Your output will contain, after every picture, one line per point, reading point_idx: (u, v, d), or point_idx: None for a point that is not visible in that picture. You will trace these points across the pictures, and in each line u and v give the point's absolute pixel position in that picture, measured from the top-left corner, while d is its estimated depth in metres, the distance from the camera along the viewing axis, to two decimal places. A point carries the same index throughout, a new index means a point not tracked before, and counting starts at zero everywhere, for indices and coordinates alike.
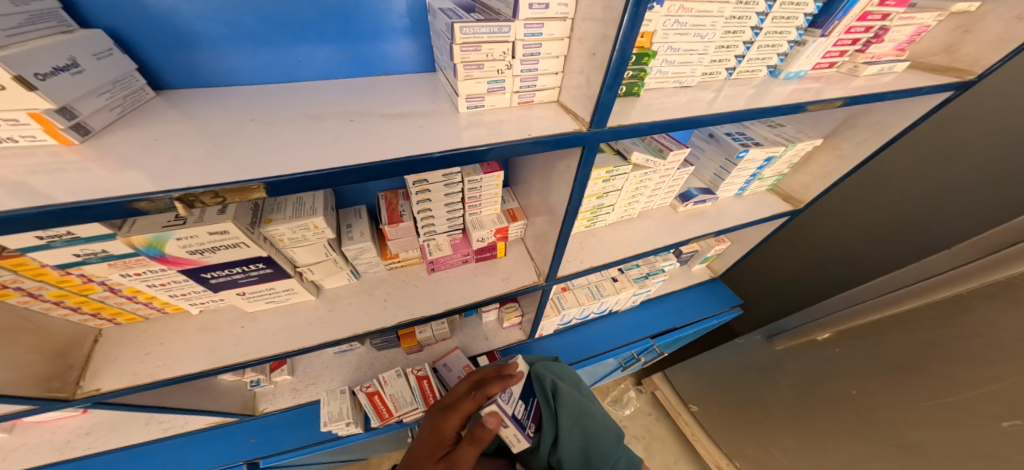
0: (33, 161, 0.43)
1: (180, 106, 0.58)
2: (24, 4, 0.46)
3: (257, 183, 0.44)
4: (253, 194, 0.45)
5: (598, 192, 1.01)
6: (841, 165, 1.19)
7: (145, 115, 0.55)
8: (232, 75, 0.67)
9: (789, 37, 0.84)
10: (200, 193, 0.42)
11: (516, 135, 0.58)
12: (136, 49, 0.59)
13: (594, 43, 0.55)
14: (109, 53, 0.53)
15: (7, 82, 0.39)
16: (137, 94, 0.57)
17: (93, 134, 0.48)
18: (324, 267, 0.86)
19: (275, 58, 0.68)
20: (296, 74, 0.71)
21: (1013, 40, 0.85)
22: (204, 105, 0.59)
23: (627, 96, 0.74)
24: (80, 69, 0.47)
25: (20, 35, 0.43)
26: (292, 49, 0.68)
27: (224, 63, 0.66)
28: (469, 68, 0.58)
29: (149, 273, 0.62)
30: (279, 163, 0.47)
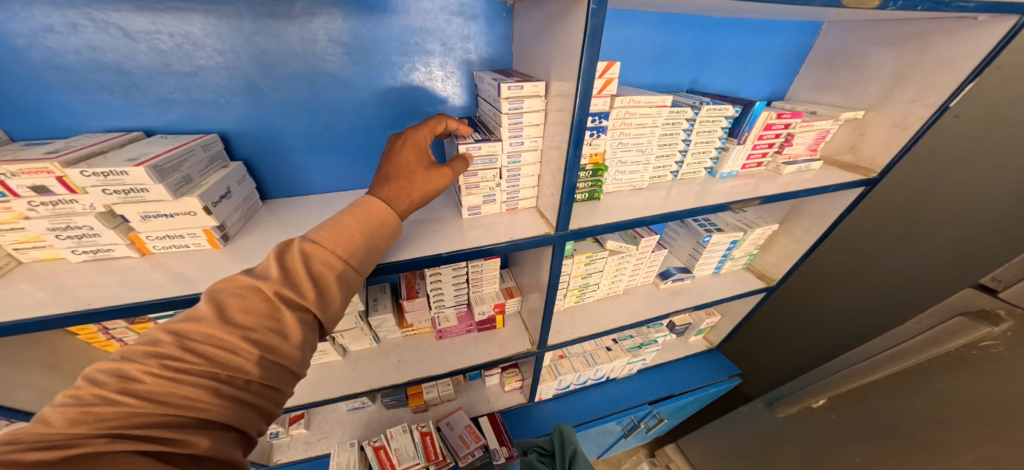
0: (196, 259, 0.70)
1: (272, 211, 0.88)
2: (209, 151, 0.76)
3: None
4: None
5: (581, 273, 1.19)
6: (797, 245, 1.37)
7: (256, 220, 0.83)
8: (307, 177, 0.99)
9: (715, 144, 1.10)
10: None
11: (502, 237, 0.80)
12: (253, 165, 0.92)
13: (555, 170, 0.80)
14: (243, 179, 0.82)
15: (198, 210, 0.67)
16: (253, 205, 0.86)
17: (230, 239, 0.75)
18: (353, 333, 1.05)
19: (338, 166, 1.00)
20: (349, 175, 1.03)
21: (897, 142, 1.08)
22: (290, 213, 0.87)
23: (589, 200, 0.98)
24: (229, 196, 0.76)
25: (205, 175, 0.72)
26: (351, 161, 1.01)
27: (304, 170, 0.98)
28: (471, 187, 0.83)
29: None
30: None
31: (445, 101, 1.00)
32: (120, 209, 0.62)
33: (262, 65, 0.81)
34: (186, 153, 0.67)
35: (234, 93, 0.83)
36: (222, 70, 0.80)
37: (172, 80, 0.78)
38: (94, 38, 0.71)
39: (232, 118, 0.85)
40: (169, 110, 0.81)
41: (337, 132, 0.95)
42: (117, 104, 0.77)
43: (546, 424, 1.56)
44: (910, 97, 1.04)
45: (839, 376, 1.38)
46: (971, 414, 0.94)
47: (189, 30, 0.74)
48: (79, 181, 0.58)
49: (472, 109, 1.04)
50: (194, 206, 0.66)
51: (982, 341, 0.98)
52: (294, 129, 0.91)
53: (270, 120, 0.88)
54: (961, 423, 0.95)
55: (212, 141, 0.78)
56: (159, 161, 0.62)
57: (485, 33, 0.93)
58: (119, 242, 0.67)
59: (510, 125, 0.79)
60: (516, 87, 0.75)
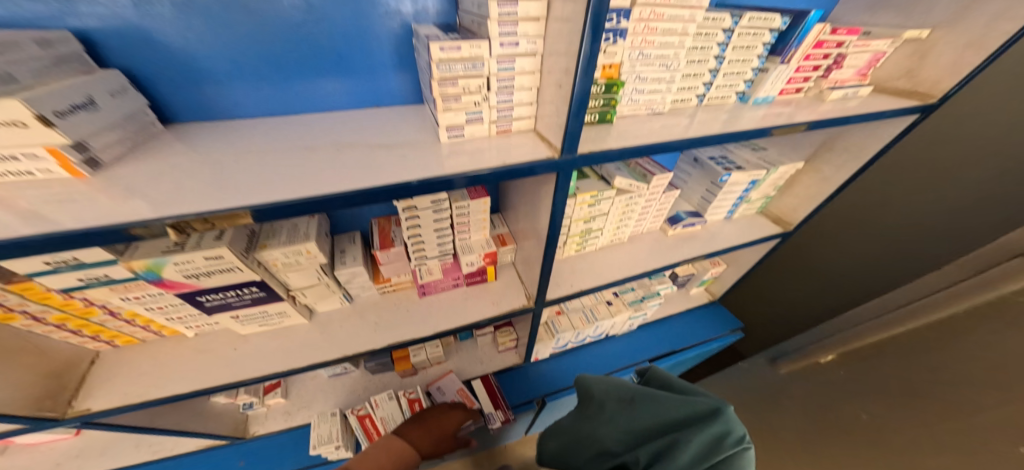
0: (49, 192, 0.49)
1: (182, 139, 0.66)
2: (52, 49, 0.54)
3: (246, 210, 0.48)
4: (240, 219, 0.49)
5: (585, 215, 1.03)
6: (824, 186, 1.22)
7: (152, 147, 0.63)
8: (235, 108, 0.75)
9: (753, 64, 0.91)
10: (191, 219, 0.46)
11: (493, 163, 0.62)
12: (149, 86, 0.67)
13: (559, 76, 0.60)
14: (122, 91, 0.61)
15: (30, 121, 0.44)
16: (146, 127, 0.65)
17: (104, 166, 0.55)
18: (317, 291, 0.88)
19: (274, 92, 0.76)
20: (293, 105, 0.79)
21: (968, 65, 0.91)
22: (207, 139, 0.66)
23: (601, 123, 0.79)
24: (94, 106, 0.53)
25: (47, 76, 0.50)
26: (292, 83, 0.76)
27: (229, 98, 0.74)
28: (447, 101, 0.63)
29: (148, 296, 0.65)
30: (266, 191, 0.51)
31: None
32: None
33: None
34: None
35: None
36: None
37: None
38: None
39: (94, 13, 0.59)
40: None
41: (265, 42, 0.70)
42: None
43: (543, 385, 1.48)
44: (994, 11, 0.85)
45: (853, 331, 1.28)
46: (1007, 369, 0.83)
47: None
48: None
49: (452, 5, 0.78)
50: (21, 114, 0.43)
51: None
52: (199, 32, 0.65)
53: (159, 20, 0.62)
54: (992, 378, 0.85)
55: (56, 38, 0.56)
56: None
57: None
58: None
59: (501, 14, 0.57)
60: None
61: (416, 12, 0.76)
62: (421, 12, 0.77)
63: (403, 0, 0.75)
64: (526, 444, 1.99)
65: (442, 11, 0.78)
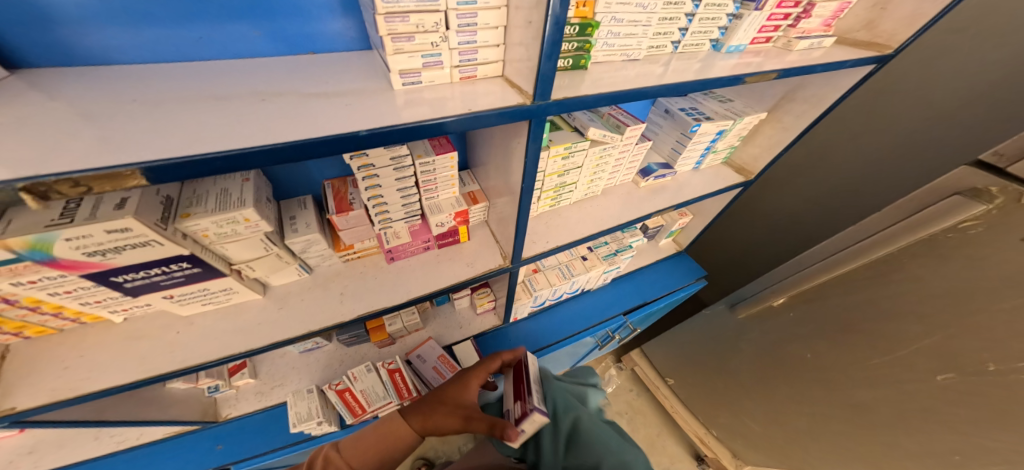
0: None
1: (47, 87, 0.52)
2: None
3: (130, 168, 0.39)
4: (127, 181, 0.40)
5: (557, 170, 0.99)
6: (785, 135, 1.25)
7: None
8: (130, 55, 0.62)
9: (726, 11, 0.87)
10: (52, 182, 0.36)
11: (456, 111, 0.55)
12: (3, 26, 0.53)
13: (530, 11, 0.53)
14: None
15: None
16: None
17: None
18: (268, 263, 0.78)
19: (177, 35, 0.62)
20: (206, 52, 0.65)
21: (923, 15, 0.93)
22: (84, 86, 0.53)
23: (574, 70, 0.73)
24: None
25: None
26: (199, 24, 0.63)
27: (118, 42, 0.60)
28: (398, 41, 0.54)
29: (46, 280, 0.55)
30: (167, 145, 0.42)
31: None
32: None
33: None
34: None
35: None
36: None
37: None
38: None
39: None
40: None
41: None
42: None
43: (521, 345, 1.50)
44: None
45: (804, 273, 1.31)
46: (925, 305, 0.92)
47: None
48: None
49: None
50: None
51: (961, 223, 0.87)
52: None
53: None
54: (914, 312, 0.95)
55: None
56: None
57: None
58: None
59: None
60: None
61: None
62: None
63: None
64: None
65: None
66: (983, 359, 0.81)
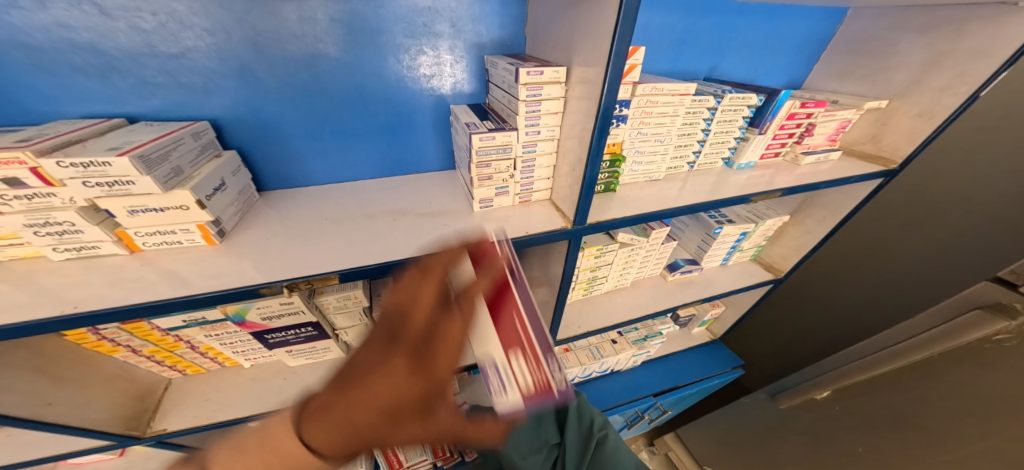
0: (189, 257, 0.65)
1: (269, 205, 0.83)
2: (200, 139, 0.70)
3: (334, 274, 0.62)
4: (329, 281, 0.63)
5: (590, 266, 1.16)
6: (809, 237, 1.36)
7: (253, 215, 0.78)
8: (310, 173, 0.93)
9: (734, 134, 1.06)
10: (298, 282, 0.61)
11: (517, 232, 0.76)
12: (251, 158, 0.86)
13: (574, 162, 0.75)
14: (239, 170, 0.77)
15: (191, 204, 0.61)
16: (249, 197, 0.80)
17: (227, 234, 0.71)
18: (358, 330, 0.99)
19: (341, 159, 0.94)
20: (354, 170, 0.97)
21: (920, 132, 1.06)
22: (286, 207, 0.82)
23: (605, 192, 0.94)
24: (224, 188, 0.70)
25: (196, 166, 0.66)
26: (357, 154, 0.95)
27: (307, 165, 0.92)
28: (483, 178, 0.78)
29: (225, 333, 0.79)
30: (343, 258, 0.65)
31: (454, 73, 0.92)
32: (105, 203, 0.56)
33: (256, 46, 0.74)
34: (175, 142, 0.61)
35: (227, 77, 0.76)
36: (212, 51, 0.72)
37: (156, 62, 0.71)
38: (65, 14, 0.63)
39: (223, 105, 0.78)
40: (151, 95, 0.73)
41: (341, 123, 0.89)
42: (93, 87, 0.69)
43: None
44: (938, 86, 1.01)
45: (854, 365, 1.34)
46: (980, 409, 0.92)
47: (174, 6, 0.67)
48: (55, 173, 0.52)
49: (482, 84, 0.96)
50: (187, 200, 0.60)
51: (995, 334, 0.96)
52: (292, 117, 0.85)
53: (266, 105, 0.81)
54: (965, 413, 0.94)
55: (202, 128, 0.72)
56: (146, 149, 0.55)
57: (499, 14, 0.87)
58: (104, 239, 0.61)
59: (528, 112, 0.73)
60: (536, 72, 0.69)
61: (454, 94, 0.95)
62: (458, 89, 0.95)
63: (446, 84, 0.93)
64: None
65: (475, 90, 0.96)
66: None
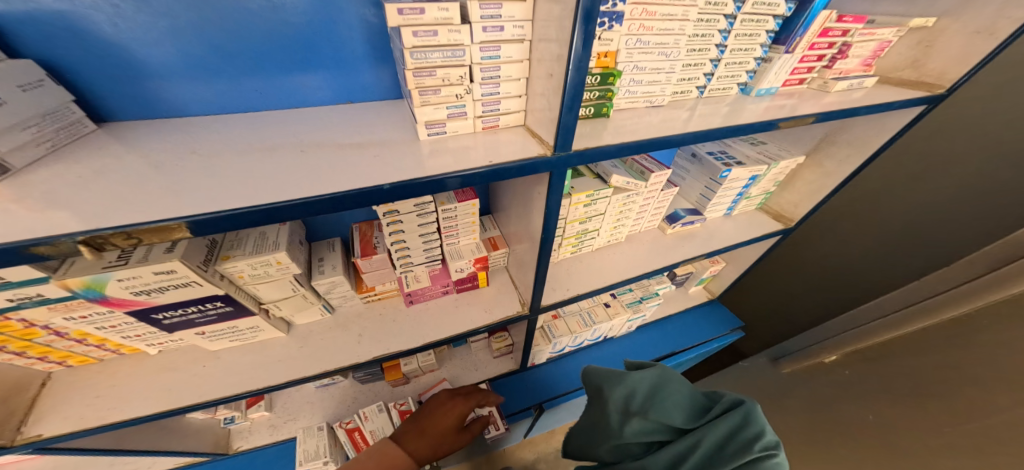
0: None
1: (127, 140, 0.59)
2: None
3: (179, 221, 0.41)
4: (174, 234, 0.43)
5: (580, 217, 0.98)
6: (827, 181, 1.18)
7: (85, 148, 0.55)
8: (186, 106, 0.67)
9: (755, 54, 0.86)
10: (110, 234, 0.40)
11: (477, 163, 0.56)
12: (83, 83, 0.59)
13: (551, 65, 0.54)
14: (39, 84, 0.53)
15: None
16: (74, 126, 0.57)
17: (13, 172, 0.47)
18: (293, 303, 0.80)
19: (230, 88, 0.68)
20: (252, 105, 0.71)
21: (977, 52, 0.87)
22: (154, 137, 0.59)
23: (596, 118, 0.73)
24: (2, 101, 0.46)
25: None
26: (250, 78, 0.68)
27: (179, 95, 0.66)
28: (425, 94, 0.56)
29: (95, 316, 0.60)
30: (208, 198, 0.45)
31: None
32: None
33: None
34: None
35: None
36: None
37: None
38: None
39: None
40: None
41: (218, 33, 0.62)
42: None
43: (539, 390, 1.42)
44: None
45: (874, 324, 1.20)
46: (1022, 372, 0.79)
47: None
48: None
49: None
50: None
51: None
52: (130, 13, 0.56)
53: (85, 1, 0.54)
54: (1002, 379, 0.81)
55: None
56: None
57: None
58: None
59: None
60: None
61: None
62: None
63: None
64: (524, 447, 1.94)
65: None
66: None
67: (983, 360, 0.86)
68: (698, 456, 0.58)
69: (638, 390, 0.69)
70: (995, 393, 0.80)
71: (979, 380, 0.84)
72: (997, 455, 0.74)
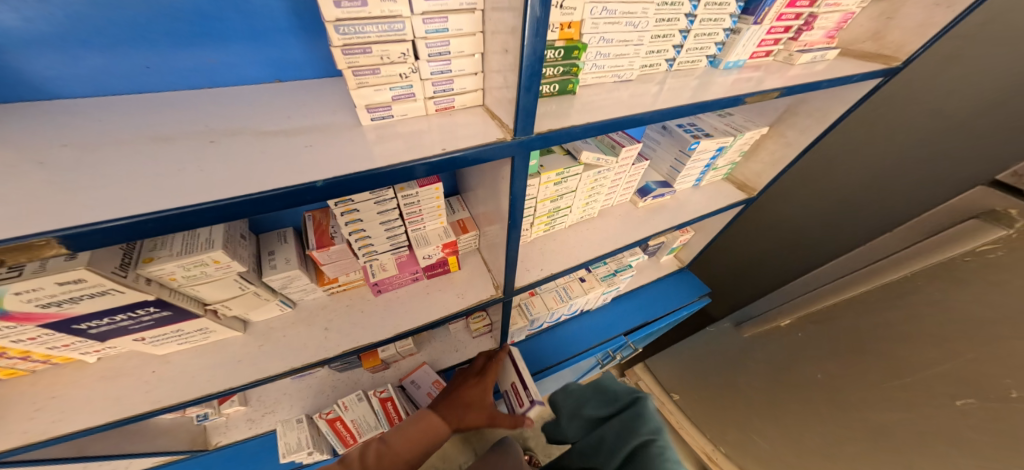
0: None
1: None
2: None
3: (44, 238, 0.35)
4: (44, 251, 0.36)
5: (550, 195, 0.96)
6: (788, 151, 1.21)
7: None
8: (64, 85, 0.57)
9: (724, 25, 0.83)
10: None
11: (431, 148, 0.52)
12: None
13: (506, 39, 0.49)
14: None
15: None
16: None
17: None
18: (245, 301, 0.75)
19: (119, 64, 0.58)
20: (152, 84, 0.61)
21: (933, 25, 0.89)
22: (26, 124, 0.50)
23: (562, 95, 0.70)
24: None
25: None
26: (141, 51, 0.58)
27: (53, 72, 0.55)
28: (360, 75, 0.50)
29: (5, 329, 0.54)
30: (100, 202, 0.39)
31: None
32: None
33: None
34: None
35: None
36: None
37: None
38: None
39: None
40: None
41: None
42: None
43: None
44: None
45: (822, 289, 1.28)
46: (945, 329, 0.87)
47: None
48: None
49: None
50: None
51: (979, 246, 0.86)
52: None
53: None
54: (935, 338, 0.89)
55: None
56: None
57: None
58: None
59: None
60: None
61: None
62: None
63: None
64: None
65: None
66: (1006, 385, 0.76)
67: (915, 320, 0.94)
68: (606, 445, 0.62)
69: (580, 397, 0.76)
70: (931, 352, 0.89)
71: (913, 338, 0.93)
72: (928, 406, 0.88)
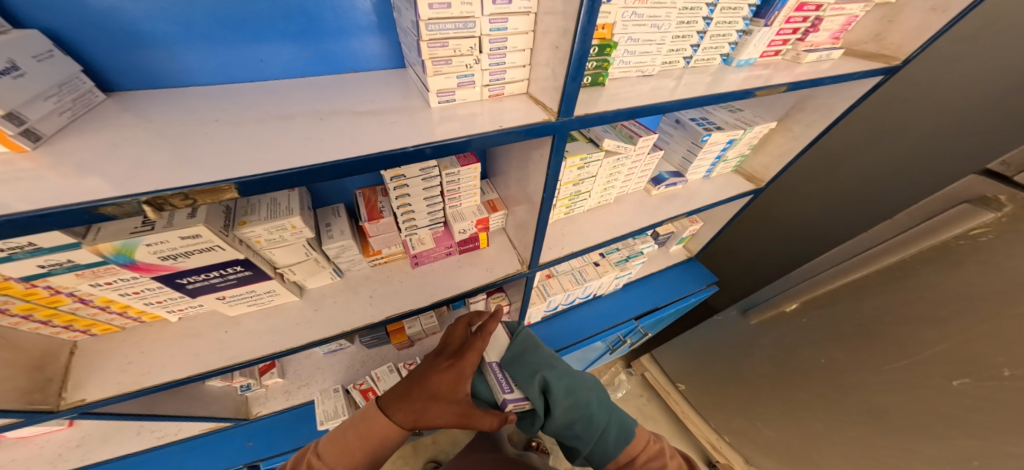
0: None
1: (136, 110, 0.59)
2: None
3: (228, 183, 0.45)
4: (224, 194, 0.46)
5: (574, 179, 1.05)
6: (795, 144, 1.29)
7: (99, 119, 0.56)
8: (191, 74, 0.67)
9: (738, 26, 0.91)
10: (168, 195, 0.43)
11: (487, 127, 0.61)
12: (83, 54, 0.59)
13: (556, 37, 0.58)
14: (50, 55, 0.53)
15: None
16: (85, 96, 0.57)
17: (44, 140, 0.48)
18: (305, 267, 0.85)
19: (231, 58, 0.67)
20: (253, 74, 0.71)
21: (928, 28, 0.97)
22: (158, 107, 0.60)
23: (593, 86, 0.78)
24: (20, 72, 0.46)
25: None
26: (248, 47, 0.67)
27: (183, 64, 0.65)
28: (438, 64, 0.59)
29: (120, 281, 0.62)
30: (240, 164, 0.48)
31: None
32: None
33: None
34: None
35: None
36: None
37: None
38: None
39: None
40: None
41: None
42: None
43: None
44: None
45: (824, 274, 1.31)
46: (939, 308, 0.95)
47: None
48: None
49: None
50: None
51: (971, 230, 0.92)
52: None
53: None
54: (931, 317, 0.96)
55: None
56: None
57: None
58: None
59: None
60: None
61: None
62: None
63: None
64: None
65: None
66: (997, 364, 0.84)
67: (911, 301, 1.02)
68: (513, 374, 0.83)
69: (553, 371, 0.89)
70: (930, 331, 0.96)
71: (911, 318, 1.01)
72: (925, 386, 0.96)
